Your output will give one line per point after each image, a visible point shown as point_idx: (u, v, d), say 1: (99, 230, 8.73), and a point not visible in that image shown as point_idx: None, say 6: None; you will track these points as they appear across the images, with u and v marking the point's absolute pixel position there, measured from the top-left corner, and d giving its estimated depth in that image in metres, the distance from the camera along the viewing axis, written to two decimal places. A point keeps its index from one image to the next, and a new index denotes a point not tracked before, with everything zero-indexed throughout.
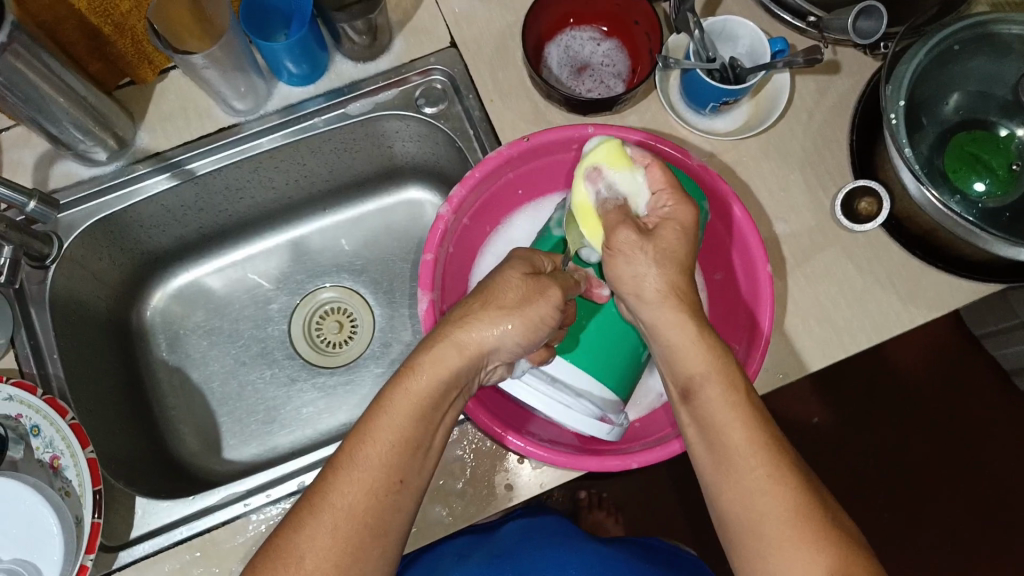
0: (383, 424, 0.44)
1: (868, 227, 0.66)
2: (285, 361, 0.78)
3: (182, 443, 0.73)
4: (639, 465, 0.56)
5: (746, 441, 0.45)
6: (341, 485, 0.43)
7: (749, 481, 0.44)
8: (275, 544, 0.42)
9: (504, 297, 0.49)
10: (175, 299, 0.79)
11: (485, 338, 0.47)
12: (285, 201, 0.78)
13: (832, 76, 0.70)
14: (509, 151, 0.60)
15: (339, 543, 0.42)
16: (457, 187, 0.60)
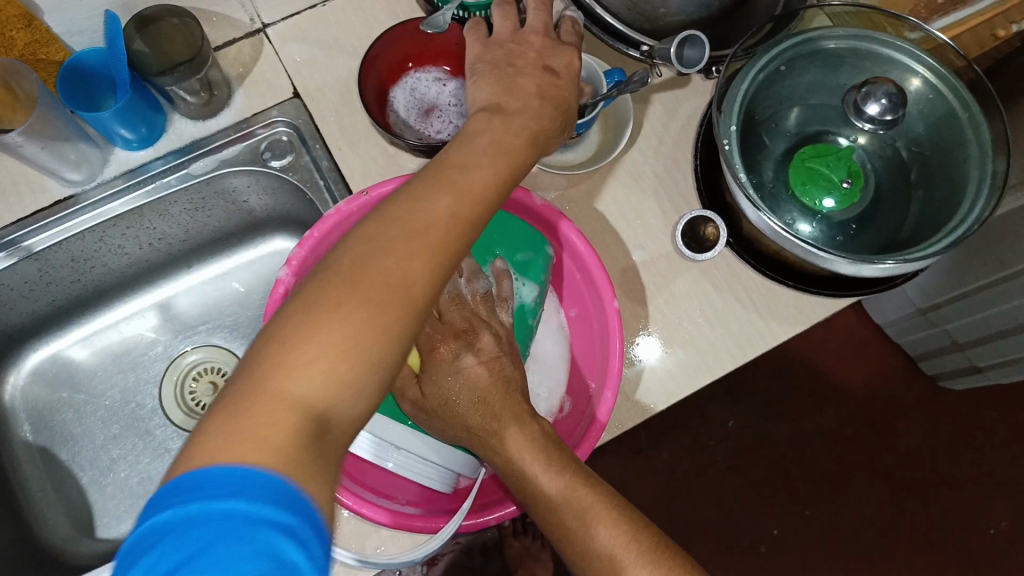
0: (398, 222, 0.42)
1: (706, 255, 0.66)
2: (158, 430, 0.76)
3: (49, 527, 0.70)
4: (499, 520, 0.55)
5: (611, 538, 0.47)
6: (334, 289, 0.39)
7: (619, 570, 0.46)
8: (263, 351, 0.37)
9: (468, 176, 0.46)
10: (36, 377, 0.76)
11: (476, 153, 0.48)
12: (145, 264, 0.76)
13: (678, 100, 0.70)
14: (348, 206, 0.57)
15: (343, 339, 0.37)
16: (296, 248, 0.56)
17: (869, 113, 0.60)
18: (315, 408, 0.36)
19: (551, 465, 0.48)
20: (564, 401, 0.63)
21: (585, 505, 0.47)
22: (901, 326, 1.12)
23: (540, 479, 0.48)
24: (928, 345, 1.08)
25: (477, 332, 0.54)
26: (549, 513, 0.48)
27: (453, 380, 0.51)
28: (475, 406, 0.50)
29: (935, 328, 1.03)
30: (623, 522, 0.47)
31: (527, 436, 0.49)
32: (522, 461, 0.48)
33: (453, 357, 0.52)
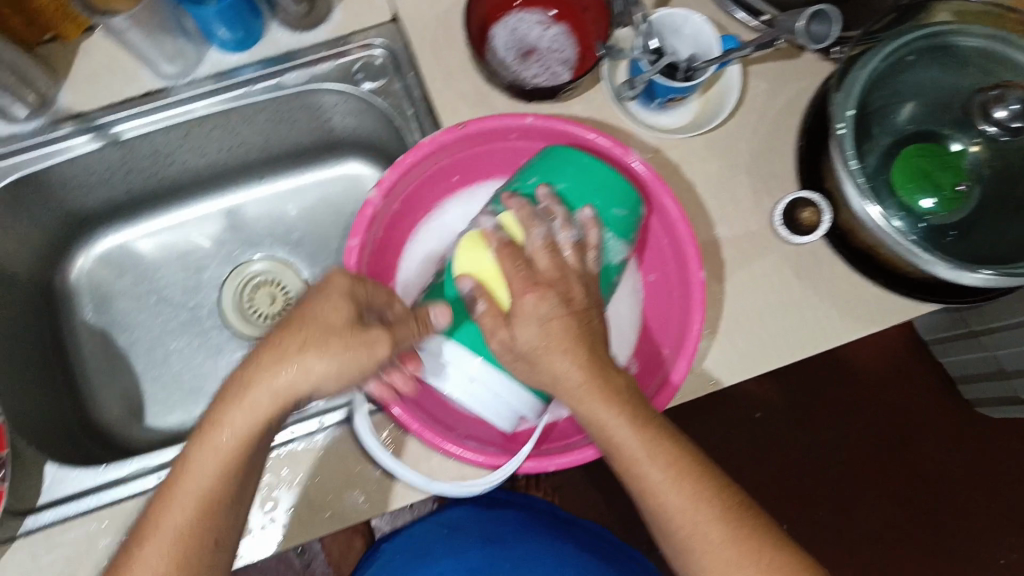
0: (194, 465, 0.49)
1: (806, 240, 0.64)
2: (215, 331, 0.76)
3: (105, 408, 0.72)
4: (558, 468, 0.55)
5: (687, 497, 0.48)
6: (193, 467, 0.49)
7: (693, 526, 0.47)
8: (161, 494, 0.49)
9: (309, 362, 0.48)
10: (103, 262, 0.76)
11: (296, 377, 0.48)
12: (220, 168, 0.75)
13: (785, 77, 0.67)
14: (444, 137, 0.60)
15: (187, 511, 0.48)
16: (389, 171, 0.59)
17: (997, 118, 0.57)
18: (206, 545, 0.49)
19: (633, 421, 0.49)
20: (630, 361, 0.65)
21: (666, 458, 0.48)
22: (948, 345, 1.07)
23: (619, 435, 0.49)
24: (973, 367, 1.04)
25: (563, 285, 0.52)
26: (626, 464, 0.49)
27: (524, 324, 0.50)
28: (549, 355, 0.49)
29: (985, 352, 0.99)
30: (700, 481, 0.48)
31: (608, 391, 0.49)
32: (602, 416, 0.49)
33: (533, 303, 0.50)
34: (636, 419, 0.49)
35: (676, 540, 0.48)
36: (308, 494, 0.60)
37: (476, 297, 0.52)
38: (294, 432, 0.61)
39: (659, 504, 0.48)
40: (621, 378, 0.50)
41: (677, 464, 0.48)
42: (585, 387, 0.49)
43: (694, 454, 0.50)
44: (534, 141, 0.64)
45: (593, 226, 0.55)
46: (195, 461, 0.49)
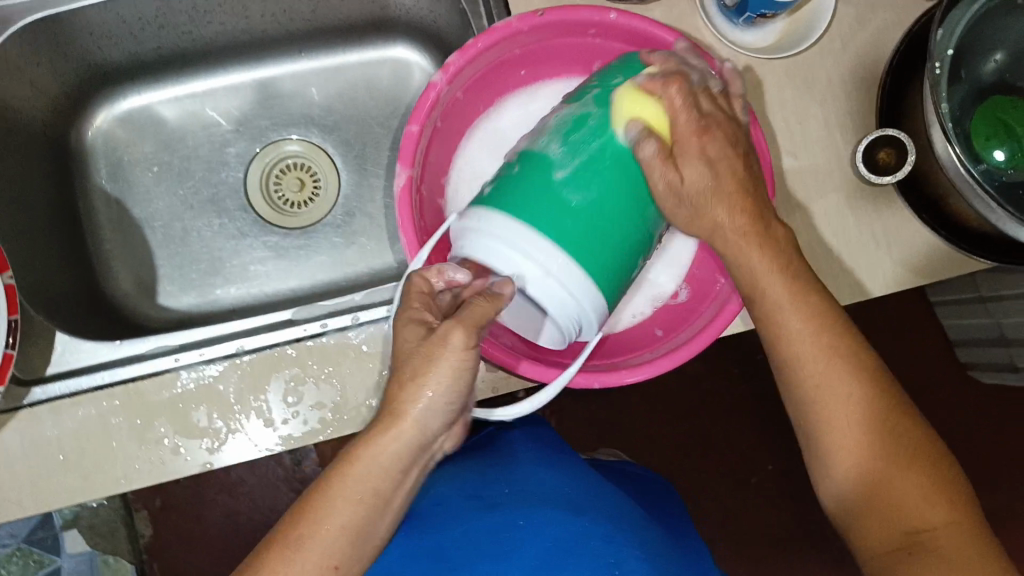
0: (326, 501, 0.42)
1: (886, 180, 0.60)
2: (238, 214, 0.72)
3: (114, 281, 0.68)
4: (602, 386, 0.53)
5: (826, 366, 0.47)
6: (324, 510, 0.42)
7: (830, 397, 0.47)
8: (291, 520, 0.43)
9: (432, 393, 0.42)
10: (123, 123, 0.71)
11: (406, 419, 0.43)
12: (259, 36, 0.69)
13: (875, 9, 0.64)
14: (519, 23, 0.53)
15: (343, 517, 0.42)
16: (456, 54, 0.52)
17: None
18: (330, 568, 0.42)
19: (792, 289, 0.47)
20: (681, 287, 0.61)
21: (815, 334, 0.47)
22: (951, 309, 1.04)
23: (771, 289, 0.48)
24: (973, 333, 1.02)
25: (715, 127, 0.48)
26: (770, 319, 0.48)
27: (688, 169, 0.47)
28: (711, 199, 0.48)
29: (991, 319, 0.96)
30: (845, 351, 0.47)
31: (769, 245, 0.48)
32: (757, 266, 0.48)
33: (696, 133, 0.47)
34: (794, 282, 0.48)
35: (800, 402, 0.48)
36: (340, 387, 0.58)
37: (644, 140, 0.46)
38: (326, 325, 0.58)
39: (800, 389, 0.48)
40: (784, 235, 0.49)
41: (829, 350, 0.47)
42: (744, 227, 0.48)
43: (857, 339, 0.48)
44: (611, 43, 0.57)
45: (690, 52, 0.51)
46: (330, 487, 0.43)
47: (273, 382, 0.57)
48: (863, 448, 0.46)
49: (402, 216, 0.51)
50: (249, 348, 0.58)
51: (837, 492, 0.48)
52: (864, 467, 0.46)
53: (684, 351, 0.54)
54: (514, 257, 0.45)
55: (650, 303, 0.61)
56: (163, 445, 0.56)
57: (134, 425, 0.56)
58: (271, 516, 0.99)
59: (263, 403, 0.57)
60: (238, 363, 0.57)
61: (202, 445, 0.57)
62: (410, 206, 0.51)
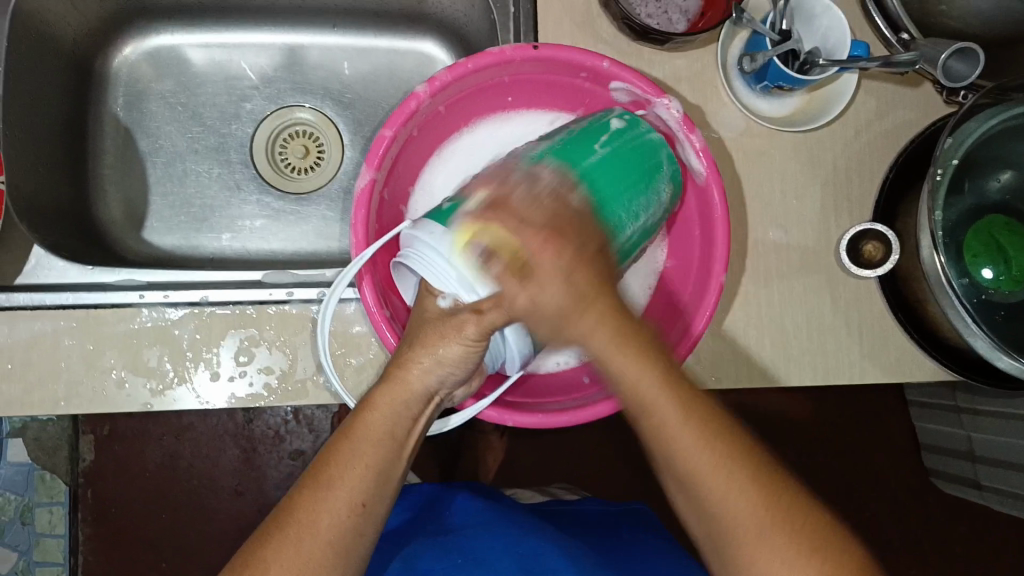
0: (347, 446, 0.47)
1: (865, 274, 0.61)
2: (239, 167, 0.73)
3: (106, 207, 0.69)
4: (515, 425, 0.54)
5: (708, 456, 0.43)
6: (345, 454, 0.46)
7: (720, 491, 0.43)
8: (313, 470, 0.46)
9: (427, 358, 0.47)
10: (150, 58, 0.72)
11: (430, 375, 0.48)
12: (298, 2, 0.70)
13: (895, 104, 0.64)
14: (512, 52, 0.52)
15: (362, 458, 0.46)
16: (443, 70, 0.52)
17: None
18: (356, 505, 0.46)
19: (686, 416, 0.43)
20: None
21: (700, 445, 0.43)
22: (924, 411, 1.03)
23: (640, 383, 0.43)
24: (942, 441, 1.01)
25: (568, 229, 0.45)
26: (633, 398, 0.43)
27: (547, 269, 0.43)
28: (575, 311, 0.43)
29: (962, 432, 0.95)
30: (753, 461, 0.43)
31: (648, 357, 0.43)
32: (641, 377, 0.43)
33: (544, 244, 0.43)
34: (682, 407, 0.43)
35: (696, 490, 0.43)
36: (291, 357, 0.58)
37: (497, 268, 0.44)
38: (292, 294, 0.59)
39: (667, 472, 0.45)
40: (659, 344, 0.45)
41: (698, 428, 0.43)
42: (616, 341, 0.43)
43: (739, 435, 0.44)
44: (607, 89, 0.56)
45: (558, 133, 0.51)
46: (350, 434, 0.47)
47: (227, 338, 0.58)
48: (783, 556, 0.42)
49: (357, 214, 0.52)
50: (212, 301, 0.58)
51: (726, 551, 0.43)
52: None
53: (594, 408, 0.54)
54: (449, 275, 0.44)
55: (578, 355, 0.60)
56: (109, 376, 0.57)
57: (84, 350, 0.57)
58: (212, 467, 1.00)
59: (214, 356, 0.58)
60: (199, 313, 0.58)
61: (146, 384, 0.57)
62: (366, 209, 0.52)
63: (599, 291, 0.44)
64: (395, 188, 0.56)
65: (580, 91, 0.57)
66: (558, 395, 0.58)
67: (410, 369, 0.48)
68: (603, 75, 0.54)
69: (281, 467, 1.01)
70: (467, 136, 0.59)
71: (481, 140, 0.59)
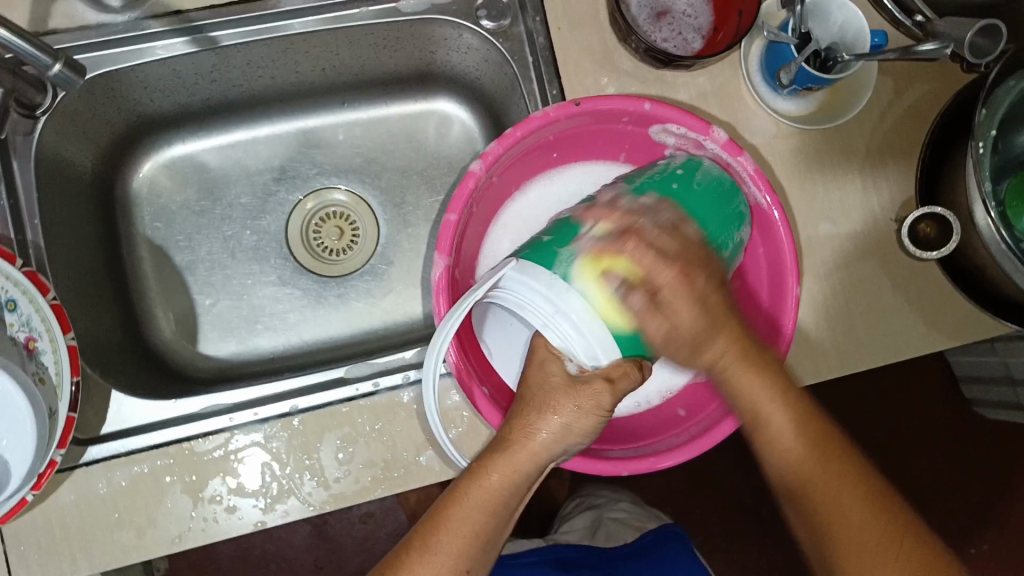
0: (457, 511, 0.49)
1: (932, 256, 0.61)
2: (277, 260, 0.72)
3: (157, 328, 0.68)
4: (630, 472, 0.55)
5: (860, 495, 0.48)
6: (453, 519, 0.49)
7: (755, 414, 0.51)
8: (421, 532, 0.50)
9: (552, 425, 0.49)
10: (166, 169, 0.71)
11: (551, 439, 0.49)
12: (305, 88, 0.70)
13: (912, 79, 0.66)
14: (557, 112, 0.53)
15: (472, 523, 0.49)
16: (495, 143, 0.52)
17: None
18: (461, 572, 0.49)
19: (770, 371, 0.51)
20: None
21: (787, 408, 0.50)
22: (957, 348, 1.06)
23: (758, 399, 0.50)
24: (982, 372, 1.04)
25: (694, 264, 0.51)
26: (764, 427, 0.51)
27: (679, 306, 0.49)
28: (709, 333, 0.50)
29: (994, 355, 0.98)
30: (865, 483, 0.49)
31: (763, 371, 0.51)
32: (771, 406, 0.50)
33: (679, 282, 0.50)
34: (772, 375, 0.51)
35: (760, 436, 0.51)
36: (391, 445, 0.58)
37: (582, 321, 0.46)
38: (379, 384, 0.59)
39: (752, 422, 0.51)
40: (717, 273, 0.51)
41: (785, 392, 0.51)
42: (804, 425, 0.50)
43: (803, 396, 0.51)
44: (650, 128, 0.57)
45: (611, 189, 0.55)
46: (461, 499, 0.49)
47: (325, 441, 0.58)
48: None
49: (439, 301, 0.52)
50: (302, 407, 0.59)
51: (799, 507, 0.49)
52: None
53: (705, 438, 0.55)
54: (573, 340, 0.46)
55: (657, 393, 0.62)
56: (216, 502, 0.56)
57: (187, 482, 0.56)
58: (286, 547, 1.02)
59: (316, 461, 0.58)
60: (290, 423, 0.58)
61: (254, 503, 0.56)
62: (447, 295, 0.52)
63: (739, 313, 0.53)
64: (465, 265, 0.57)
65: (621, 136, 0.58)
66: (660, 432, 0.60)
67: (528, 435, 0.49)
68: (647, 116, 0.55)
69: (354, 533, 1.03)
70: (519, 198, 0.60)
71: (534, 199, 0.60)
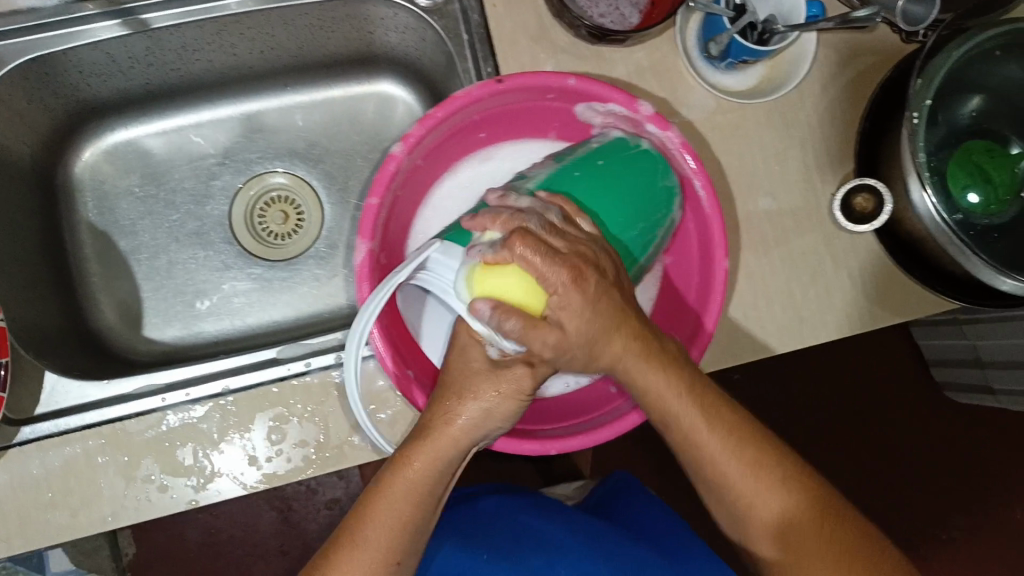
0: (383, 504, 0.48)
1: (862, 228, 0.62)
2: (223, 246, 0.73)
3: (101, 313, 0.69)
4: (557, 451, 0.56)
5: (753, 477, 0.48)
6: (379, 513, 0.48)
7: (719, 470, 0.48)
8: (348, 528, 0.49)
9: (471, 410, 0.49)
10: (109, 156, 0.71)
11: (472, 423, 0.49)
12: (245, 71, 0.70)
13: (855, 51, 0.65)
14: (479, 91, 0.53)
15: (398, 515, 0.48)
16: (416, 126, 0.52)
17: None
18: (391, 564, 0.48)
19: (686, 389, 0.49)
20: None
21: (728, 441, 0.48)
22: (927, 329, 1.05)
23: (681, 415, 0.49)
24: (951, 354, 1.02)
25: (588, 262, 0.47)
26: (686, 438, 0.49)
27: (571, 303, 0.46)
28: (608, 334, 0.47)
29: (965, 339, 0.97)
30: (782, 477, 0.48)
31: (651, 353, 0.48)
32: (691, 419, 0.48)
33: (568, 286, 0.45)
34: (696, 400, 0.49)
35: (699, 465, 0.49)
36: (323, 425, 0.58)
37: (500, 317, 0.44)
38: (310, 364, 0.60)
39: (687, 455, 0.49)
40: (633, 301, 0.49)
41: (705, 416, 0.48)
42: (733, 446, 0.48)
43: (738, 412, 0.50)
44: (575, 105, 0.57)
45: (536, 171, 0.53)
46: (385, 492, 0.49)
47: (257, 421, 0.58)
48: (826, 557, 0.45)
49: (362, 286, 0.52)
50: (233, 388, 0.59)
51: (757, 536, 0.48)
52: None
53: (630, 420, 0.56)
54: (492, 321, 0.47)
55: (588, 373, 0.62)
56: (149, 482, 0.57)
57: (120, 462, 0.57)
58: (252, 533, 1.03)
59: (248, 441, 0.58)
60: (221, 403, 0.58)
61: (187, 482, 0.57)
62: (369, 279, 0.52)
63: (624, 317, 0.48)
64: (392, 250, 0.56)
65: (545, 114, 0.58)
66: (588, 412, 0.60)
67: (447, 422, 0.49)
68: (570, 93, 0.54)
69: (320, 518, 1.03)
70: (449, 179, 0.59)
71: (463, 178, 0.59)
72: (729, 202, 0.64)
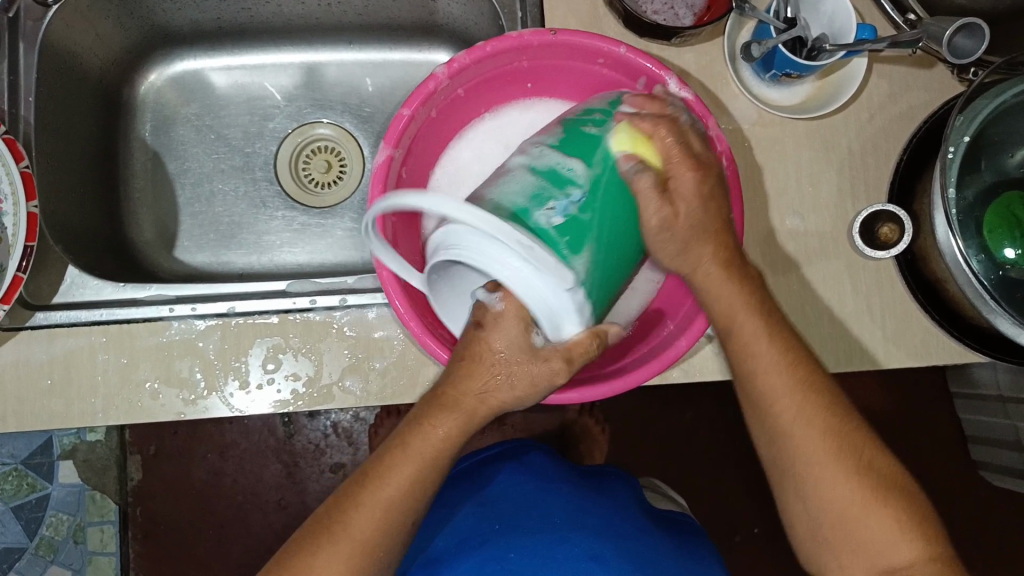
0: (400, 464, 0.48)
1: (879, 255, 0.61)
2: (263, 183, 0.76)
3: (140, 227, 0.73)
4: None
5: (829, 443, 0.49)
6: (394, 474, 0.48)
7: (795, 413, 0.49)
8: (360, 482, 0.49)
9: (498, 383, 0.46)
10: (174, 83, 0.76)
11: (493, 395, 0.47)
12: (311, 22, 0.73)
13: (908, 85, 0.64)
14: (531, 37, 0.54)
15: (412, 478, 0.48)
16: (463, 53, 0.53)
17: None
18: (400, 523, 0.48)
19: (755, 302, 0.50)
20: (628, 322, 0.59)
21: (781, 375, 0.50)
22: (968, 402, 0.99)
23: (747, 338, 0.50)
24: (989, 432, 0.96)
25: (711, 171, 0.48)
26: (788, 446, 0.49)
27: (680, 194, 0.47)
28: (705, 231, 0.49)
29: (1007, 419, 0.90)
30: (860, 461, 0.49)
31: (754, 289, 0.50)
32: (757, 355, 0.50)
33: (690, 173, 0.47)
34: (782, 368, 0.49)
35: (788, 458, 0.49)
36: (318, 362, 0.60)
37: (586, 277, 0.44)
38: (315, 302, 0.61)
39: (779, 438, 0.50)
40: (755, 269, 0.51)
41: (759, 327, 0.50)
42: (774, 349, 0.50)
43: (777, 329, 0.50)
44: (613, 79, 0.58)
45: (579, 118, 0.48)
46: (406, 452, 0.48)
47: (255, 347, 0.60)
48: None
49: (373, 191, 0.53)
50: (239, 310, 0.61)
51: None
52: (901, 552, 0.48)
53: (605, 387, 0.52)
54: (564, 324, 0.44)
55: None
56: (143, 387, 0.59)
57: (120, 363, 0.59)
58: (255, 482, 1.03)
59: (243, 365, 0.60)
60: (226, 324, 0.60)
61: (179, 395, 0.59)
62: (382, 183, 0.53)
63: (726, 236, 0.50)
64: (414, 169, 0.59)
65: (596, 79, 0.58)
66: None
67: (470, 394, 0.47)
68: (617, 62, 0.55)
69: (322, 479, 1.03)
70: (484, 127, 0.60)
71: (493, 145, 0.61)
72: (757, 214, 0.63)
